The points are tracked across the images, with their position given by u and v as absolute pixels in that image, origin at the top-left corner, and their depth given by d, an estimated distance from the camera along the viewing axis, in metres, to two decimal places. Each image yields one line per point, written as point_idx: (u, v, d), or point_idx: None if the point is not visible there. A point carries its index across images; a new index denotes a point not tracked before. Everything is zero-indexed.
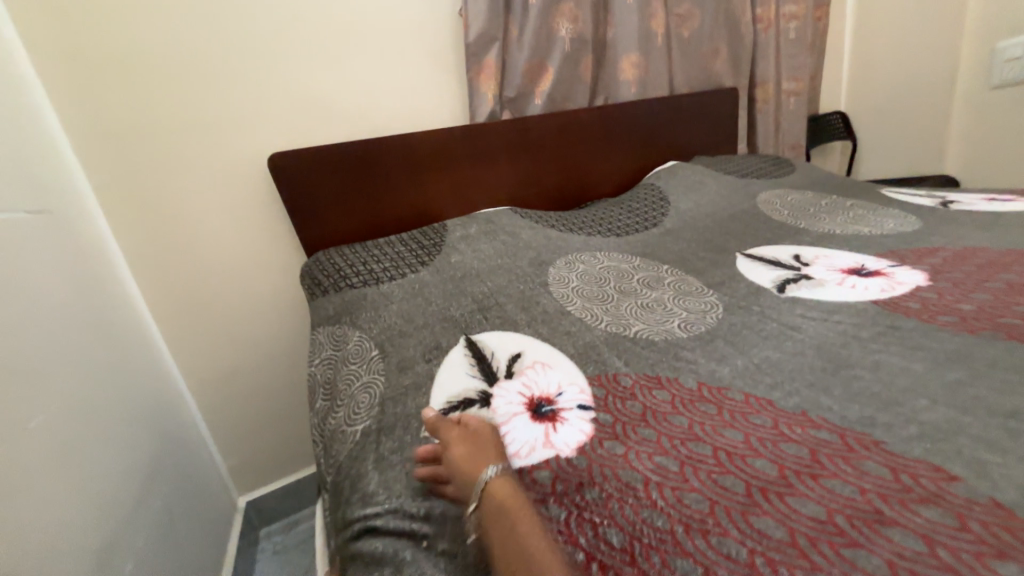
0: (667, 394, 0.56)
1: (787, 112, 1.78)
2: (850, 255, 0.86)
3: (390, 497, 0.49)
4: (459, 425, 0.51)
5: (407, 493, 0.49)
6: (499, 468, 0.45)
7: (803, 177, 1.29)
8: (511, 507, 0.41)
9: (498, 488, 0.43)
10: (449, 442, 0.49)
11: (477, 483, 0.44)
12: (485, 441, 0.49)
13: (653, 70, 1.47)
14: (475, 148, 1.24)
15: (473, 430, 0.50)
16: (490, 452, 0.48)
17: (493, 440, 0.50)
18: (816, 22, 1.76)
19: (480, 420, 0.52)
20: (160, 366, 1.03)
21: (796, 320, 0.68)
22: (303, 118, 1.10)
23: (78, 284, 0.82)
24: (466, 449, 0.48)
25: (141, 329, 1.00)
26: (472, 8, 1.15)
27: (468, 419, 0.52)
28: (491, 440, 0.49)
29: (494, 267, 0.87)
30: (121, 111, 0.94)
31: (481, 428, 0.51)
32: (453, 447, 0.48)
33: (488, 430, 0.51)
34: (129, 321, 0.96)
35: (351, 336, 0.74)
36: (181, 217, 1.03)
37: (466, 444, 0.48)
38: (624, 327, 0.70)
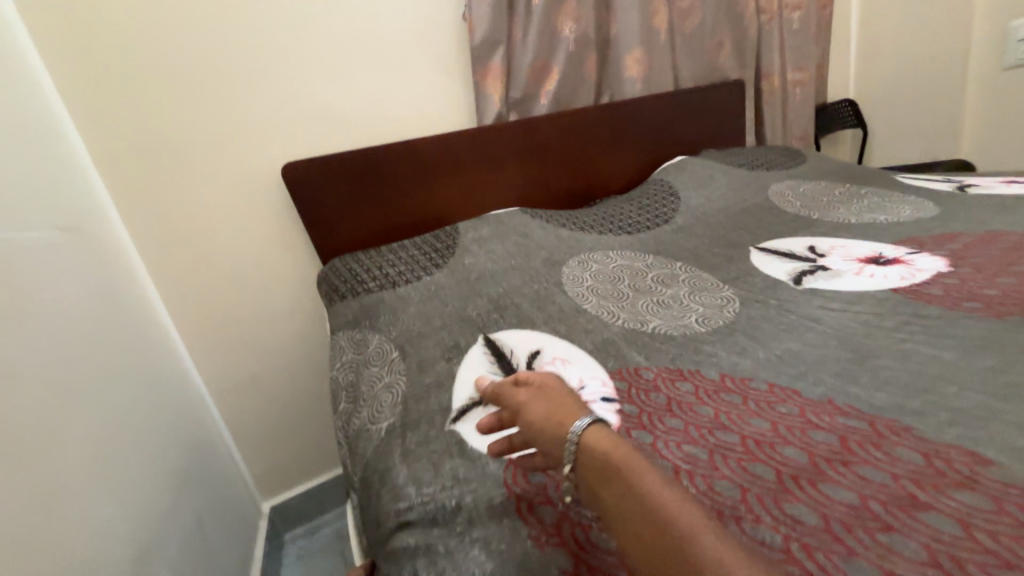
0: (689, 386, 0.56)
1: (794, 103, 1.77)
2: (867, 244, 0.85)
3: (420, 489, 0.50)
4: (523, 388, 0.49)
5: (436, 484, 0.50)
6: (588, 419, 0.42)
7: (815, 168, 1.28)
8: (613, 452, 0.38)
9: (594, 438, 0.40)
10: (522, 406, 0.47)
11: (570, 438, 0.41)
12: (558, 394, 0.47)
13: (657, 66, 1.47)
14: (484, 150, 1.25)
15: (540, 387, 0.48)
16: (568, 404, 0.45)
17: (566, 391, 0.47)
18: (821, 10, 1.74)
19: (544, 376, 0.50)
20: (184, 375, 1.06)
21: (816, 312, 0.68)
22: (314, 128, 1.12)
23: (104, 299, 0.84)
24: (544, 407, 0.46)
25: (165, 340, 1.03)
26: (476, 13, 1.16)
27: (529, 380, 0.50)
28: (561, 391, 0.47)
29: (508, 268, 0.88)
30: (139, 128, 0.97)
31: (547, 382, 0.49)
32: (530, 410, 0.46)
33: (557, 383, 0.48)
34: (153, 333, 0.98)
35: (371, 339, 0.76)
36: (199, 229, 1.06)
37: (540, 403, 0.46)
38: (641, 323, 0.70)
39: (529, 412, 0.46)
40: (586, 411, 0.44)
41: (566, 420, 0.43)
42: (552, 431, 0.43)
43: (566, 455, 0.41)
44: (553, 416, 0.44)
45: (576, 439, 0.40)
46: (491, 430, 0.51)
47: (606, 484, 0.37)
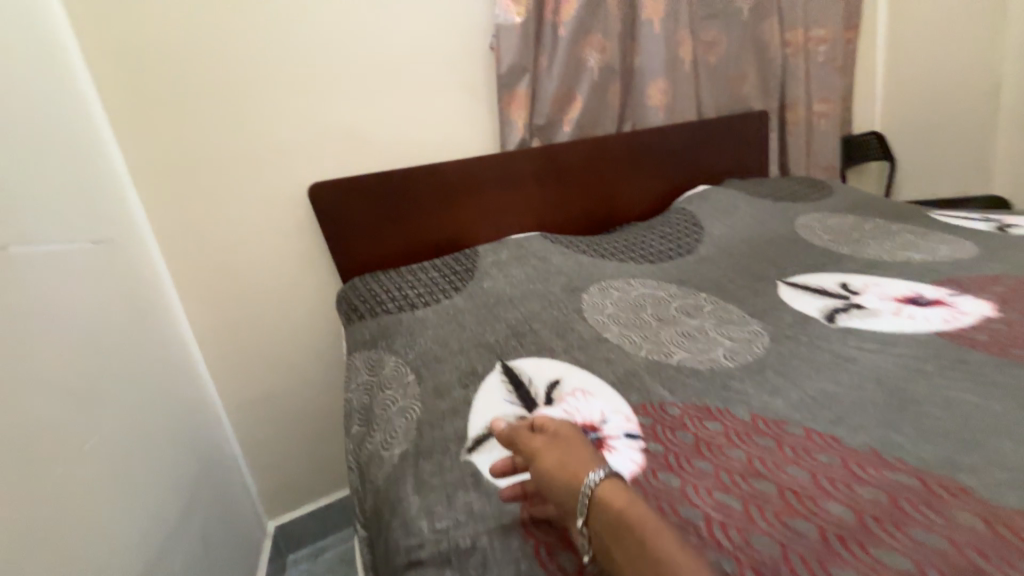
0: (718, 425, 0.53)
1: (819, 135, 1.75)
2: (902, 283, 0.82)
3: (433, 524, 0.48)
4: (539, 435, 0.47)
5: (450, 519, 0.48)
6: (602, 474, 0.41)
7: (843, 201, 1.25)
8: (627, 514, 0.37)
9: (607, 496, 0.39)
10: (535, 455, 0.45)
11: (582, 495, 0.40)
12: (574, 442, 0.45)
13: (680, 96, 1.47)
14: (506, 174, 1.26)
15: (556, 435, 0.46)
16: (582, 453, 0.44)
17: (582, 441, 0.45)
18: (846, 44, 1.74)
19: (560, 423, 0.48)
20: (200, 387, 1.06)
21: (851, 351, 0.65)
22: (342, 149, 1.14)
23: (131, 309, 0.86)
24: (558, 457, 0.44)
25: (185, 351, 1.04)
26: (504, 42, 1.19)
27: (545, 426, 0.48)
28: (578, 441, 0.45)
29: (528, 292, 0.87)
30: (177, 145, 1.00)
31: (563, 429, 0.47)
32: (543, 459, 0.45)
33: (572, 430, 0.47)
34: (173, 343, 0.99)
35: (387, 360, 0.75)
36: (225, 243, 1.08)
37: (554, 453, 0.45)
38: (665, 355, 0.68)
39: (542, 461, 0.45)
40: (600, 461, 0.43)
41: (580, 474, 0.41)
42: (566, 482, 0.42)
43: (580, 508, 0.40)
44: (567, 466, 0.42)
45: (590, 492, 0.39)
46: (505, 473, 0.49)
47: (621, 544, 0.36)
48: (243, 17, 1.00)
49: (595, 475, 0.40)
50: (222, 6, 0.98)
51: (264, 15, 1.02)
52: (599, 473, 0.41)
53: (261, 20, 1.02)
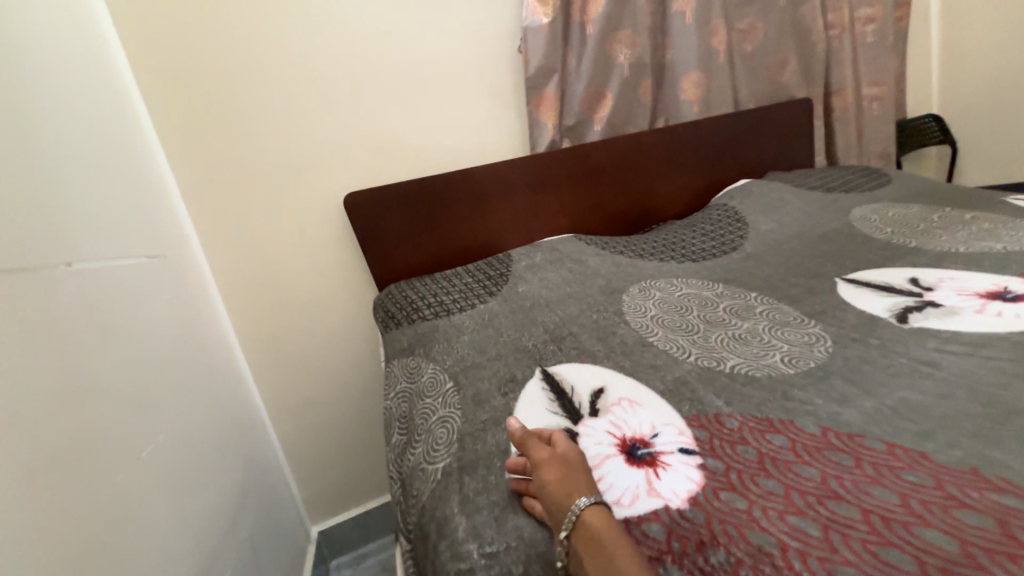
0: (784, 439, 0.49)
1: (870, 120, 1.63)
2: (983, 277, 0.74)
3: (483, 547, 0.46)
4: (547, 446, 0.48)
5: (500, 542, 0.46)
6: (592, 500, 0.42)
7: (903, 189, 1.16)
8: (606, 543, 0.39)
9: (592, 521, 0.40)
10: (537, 464, 0.46)
11: (569, 515, 0.41)
12: (576, 465, 0.46)
13: (716, 88, 1.41)
14: (537, 177, 1.24)
15: (562, 453, 0.47)
16: (582, 475, 0.45)
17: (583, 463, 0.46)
18: (897, 23, 1.63)
19: (572, 442, 0.48)
20: (247, 396, 1.10)
21: (930, 355, 0.58)
22: (375, 160, 1.16)
23: (183, 321, 0.89)
24: (557, 474, 0.45)
25: (233, 361, 1.08)
26: (532, 43, 1.18)
27: (557, 441, 0.48)
28: (581, 464, 0.46)
29: (565, 296, 0.84)
30: (221, 163, 1.05)
31: (572, 450, 0.47)
32: (542, 469, 0.45)
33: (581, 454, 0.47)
34: (221, 353, 1.03)
35: (425, 368, 0.74)
36: (268, 256, 1.12)
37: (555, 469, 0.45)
38: (716, 360, 0.63)
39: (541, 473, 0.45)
40: (593, 487, 0.44)
41: (572, 495, 0.42)
42: (557, 496, 0.43)
43: (563, 523, 0.41)
44: (562, 483, 0.44)
45: (577, 512, 0.41)
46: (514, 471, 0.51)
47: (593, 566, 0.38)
48: (280, 38, 1.04)
49: (587, 498, 0.41)
50: (261, 29, 1.02)
51: (300, 34, 1.05)
52: (588, 498, 0.42)
53: (296, 39, 1.05)
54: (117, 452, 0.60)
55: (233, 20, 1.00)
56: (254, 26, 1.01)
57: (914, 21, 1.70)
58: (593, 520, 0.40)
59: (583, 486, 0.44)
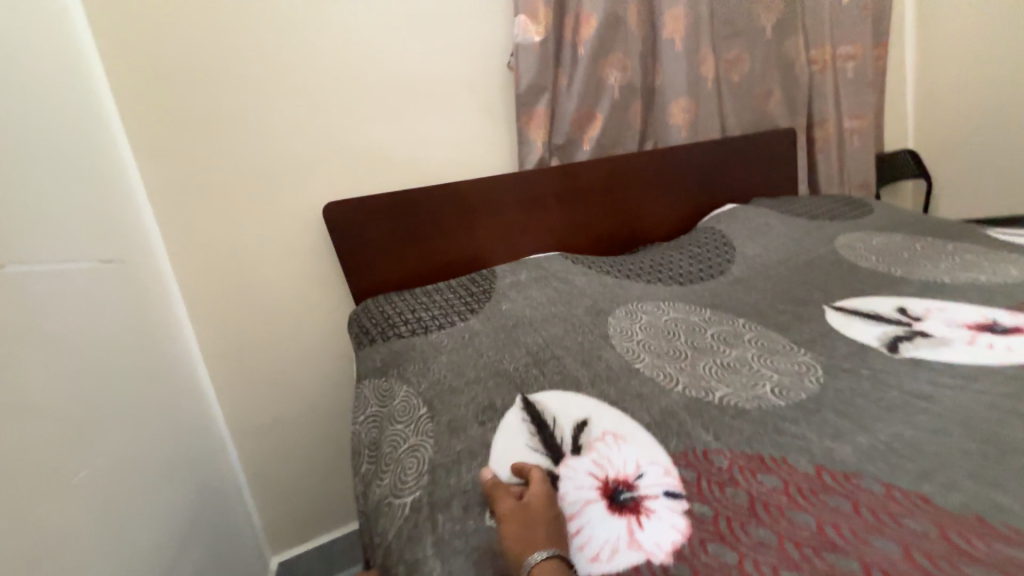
0: (775, 480, 0.46)
1: (851, 152, 1.67)
2: (970, 308, 0.73)
3: None
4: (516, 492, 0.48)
5: None
6: (546, 554, 0.41)
7: (885, 218, 1.17)
8: None
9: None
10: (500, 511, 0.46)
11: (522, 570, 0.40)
12: (538, 514, 0.45)
13: (703, 114, 1.43)
14: (524, 193, 1.22)
15: (528, 499, 0.46)
16: (541, 525, 0.44)
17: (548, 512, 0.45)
18: (876, 61, 1.68)
19: (539, 490, 0.47)
20: (208, 415, 1.03)
21: (924, 389, 0.56)
22: (357, 171, 1.13)
23: (139, 330, 0.83)
24: (518, 523, 0.44)
25: (194, 377, 1.01)
26: (523, 61, 1.17)
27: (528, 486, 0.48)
28: (545, 513, 0.45)
29: (549, 316, 0.81)
30: (194, 166, 1.00)
31: (536, 498, 0.46)
32: (504, 518, 0.45)
33: (545, 502, 0.46)
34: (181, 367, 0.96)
35: (398, 390, 0.69)
36: (239, 265, 1.06)
37: (516, 517, 0.45)
38: (705, 390, 0.60)
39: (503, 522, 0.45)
40: (552, 540, 0.43)
41: (528, 548, 0.42)
42: (514, 549, 0.42)
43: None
44: (521, 535, 0.43)
45: (529, 566, 0.40)
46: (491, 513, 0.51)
47: None
48: (264, 42, 1.01)
49: (541, 552, 0.41)
50: (245, 32, 0.99)
51: (284, 40, 1.02)
52: (542, 552, 0.41)
53: (281, 44, 1.02)
54: (45, 477, 0.53)
55: (216, 22, 0.97)
56: (238, 30, 0.99)
57: (891, 60, 1.76)
58: (541, 574, 0.39)
59: (542, 538, 0.43)
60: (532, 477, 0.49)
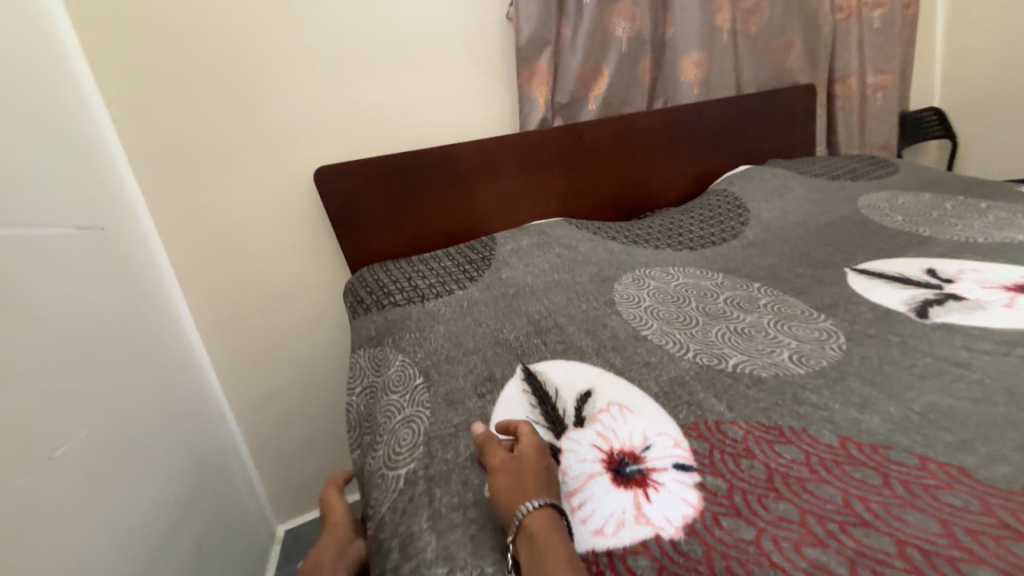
0: (796, 452, 0.42)
1: (874, 109, 1.57)
2: (1006, 269, 0.68)
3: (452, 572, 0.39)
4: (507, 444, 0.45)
5: (473, 567, 0.39)
6: (538, 503, 0.39)
7: (911, 177, 1.10)
8: (546, 550, 0.36)
9: (534, 525, 0.38)
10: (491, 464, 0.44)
11: (514, 519, 0.39)
12: (530, 465, 0.43)
13: (718, 68, 1.33)
14: (526, 156, 1.16)
15: (519, 451, 0.44)
16: (533, 476, 0.42)
17: (540, 463, 0.43)
18: (906, 8, 1.55)
19: (529, 440, 0.45)
20: (205, 388, 1.01)
21: (958, 355, 0.52)
22: (348, 135, 1.06)
23: (124, 301, 0.79)
24: (510, 473, 0.42)
25: (189, 351, 0.99)
26: (523, 10, 1.08)
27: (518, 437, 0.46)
28: (537, 464, 0.43)
29: (551, 283, 0.76)
30: (175, 130, 0.94)
31: (526, 450, 0.44)
32: (495, 471, 0.43)
33: (537, 453, 0.44)
34: (173, 339, 0.93)
35: (393, 359, 0.66)
36: (229, 235, 1.02)
37: (507, 469, 0.43)
38: (717, 357, 0.57)
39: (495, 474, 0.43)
40: (546, 491, 0.41)
41: (520, 498, 0.40)
42: (505, 501, 0.40)
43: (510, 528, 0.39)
44: (513, 486, 0.41)
45: (520, 517, 0.38)
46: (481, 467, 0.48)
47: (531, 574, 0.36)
48: None
49: (531, 501, 0.39)
50: None
51: None
52: (535, 502, 0.39)
53: None
54: (38, 448, 0.52)
55: None
56: None
57: (923, 8, 1.63)
58: (535, 523, 0.38)
59: (534, 488, 0.41)
60: (522, 429, 0.47)
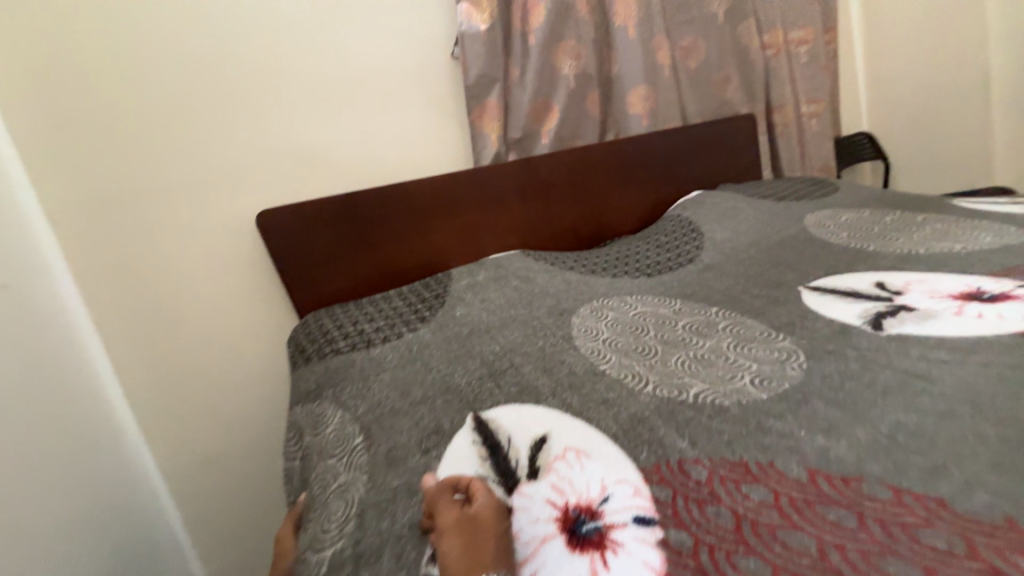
0: (764, 492, 0.39)
1: (811, 135, 1.66)
2: (950, 277, 0.69)
3: None
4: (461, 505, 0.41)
5: None
6: None
7: (851, 195, 1.14)
8: None
9: None
10: (443, 530, 0.39)
11: None
12: (488, 531, 0.39)
13: (662, 102, 1.38)
14: (480, 190, 1.14)
15: (475, 513, 0.40)
16: (490, 544, 0.38)
17: (498, 528, 0.40)
18: (828, 44, 1.68)
19: (487, 500, 0.41)
20: (127, 459, 0.90)
21: (919, 368, 0.51)
22: (293, 176, 1.03)
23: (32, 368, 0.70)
24: (466, 541, 0.38)
25: (107, 417, 0.88)
26: (470, 51, 1.10)
27: (474, 497, 0.41)
28: (496, 529, 0.39)
29: (507, 320, 0.72)
30: (99, 176, 0.88)
31: (484, 513, 0.40)
32: (447, 538, 0.38)
33: (493, 516, 0.40)
34: (87, 406, 0.83)
35: (332, 417, 0.60)
36: (159, 287, 0.94)
37: (462, 536, 0.38)
38: (678, 389, 0.53)
39: (446, 541, 0.38)
40: (502, 562, 0.38)
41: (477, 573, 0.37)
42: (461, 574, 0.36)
43: None
44: (470, 557, 0.37)
45: None
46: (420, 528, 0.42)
47: None
48: (178, 37, 0.91)
49: None
50: (153, 26, 0.89)
51: (201, 35, 0.92)
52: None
53: (197, 39, 0.92)
54: None
55: (120, 14, 0.86)
56: (146, 25, 0.88)
57: (843, 45, 1.77)
58: None
59: (490, 558, 0.38)
60: (477, 487, 0.42)
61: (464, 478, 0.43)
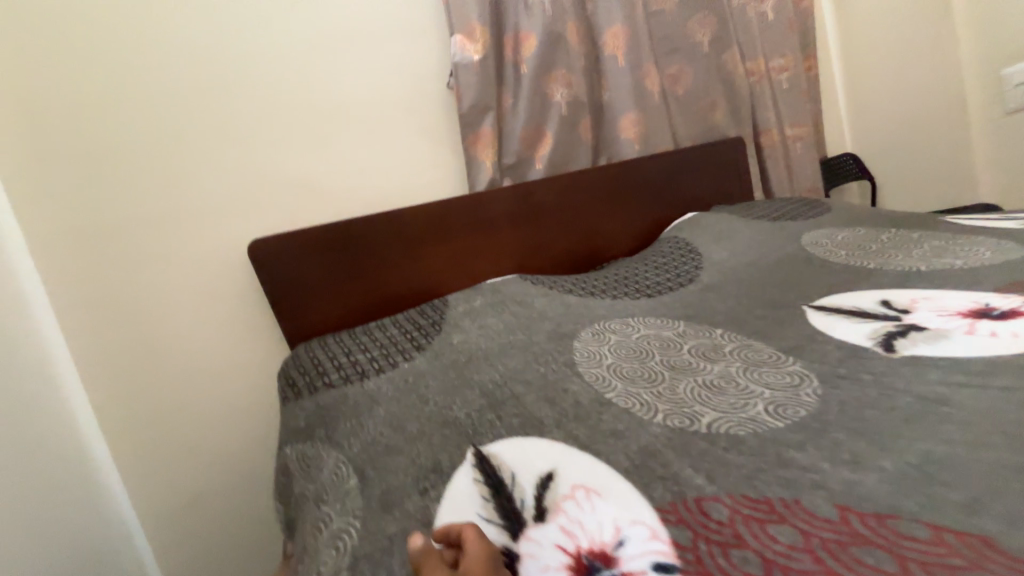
0: (793, 533, 0.36)
1: (799, 157, 1.69)
2: (956, 294, 0.69)
3: None
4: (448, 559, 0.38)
5: None
6: None
7: (844, 214, 1.15)
8: None
9: None
10: None
11: None
12: None
13: (653, 127, 1.40)
14: (476, 216, 1.14)
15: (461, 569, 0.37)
16: None
17: None
18: (809, 71, 1.74)
19: (475, 549, 0.38)
20: (97, 506, 0.85)
21: (938, 392, 0.49)
22: (286, 205, 1.02)
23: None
24: None
25: (77, 461, 0.83)
26: (464, 80, 1.12)
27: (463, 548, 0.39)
28: None
29: (506, 346, 0.69)
30: (87, 208, 0.87)
31: (471, 565, 0.37)
32: None
33: (483, 567, 0.37)
34: (55, 449, 0.78)
35: (325, 458, 0.57)
36: (145, 321, 0.91)
37: None
38: (690, 419, 0.51)
39: None
40: None
41: None
42: None
43: None
44: None
45: None
46: None
47: None
48: (171, 70, 0.91)
49: None
50: (146, 60, 0.89)
51: (194, 68, 0.93)
52: None
53: (190, 72, 0.93)
54: None
55: (114, 49, 0.87)
56: (139, 59, 0.89)
57: (823, 71, 1.84)
58: None
59: None
60: (467, 536, 0.40)
61: (456, 527, 0.41)
